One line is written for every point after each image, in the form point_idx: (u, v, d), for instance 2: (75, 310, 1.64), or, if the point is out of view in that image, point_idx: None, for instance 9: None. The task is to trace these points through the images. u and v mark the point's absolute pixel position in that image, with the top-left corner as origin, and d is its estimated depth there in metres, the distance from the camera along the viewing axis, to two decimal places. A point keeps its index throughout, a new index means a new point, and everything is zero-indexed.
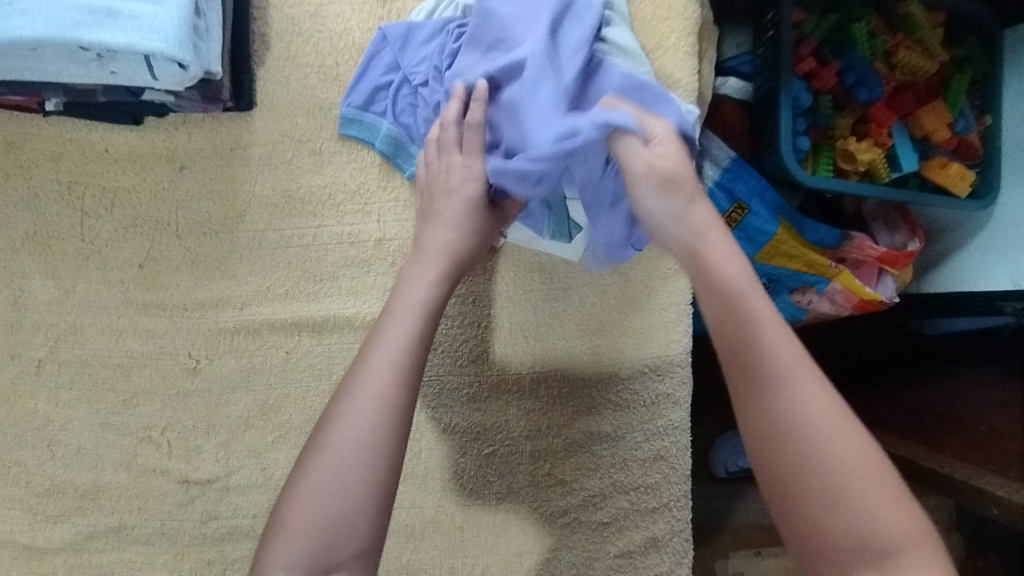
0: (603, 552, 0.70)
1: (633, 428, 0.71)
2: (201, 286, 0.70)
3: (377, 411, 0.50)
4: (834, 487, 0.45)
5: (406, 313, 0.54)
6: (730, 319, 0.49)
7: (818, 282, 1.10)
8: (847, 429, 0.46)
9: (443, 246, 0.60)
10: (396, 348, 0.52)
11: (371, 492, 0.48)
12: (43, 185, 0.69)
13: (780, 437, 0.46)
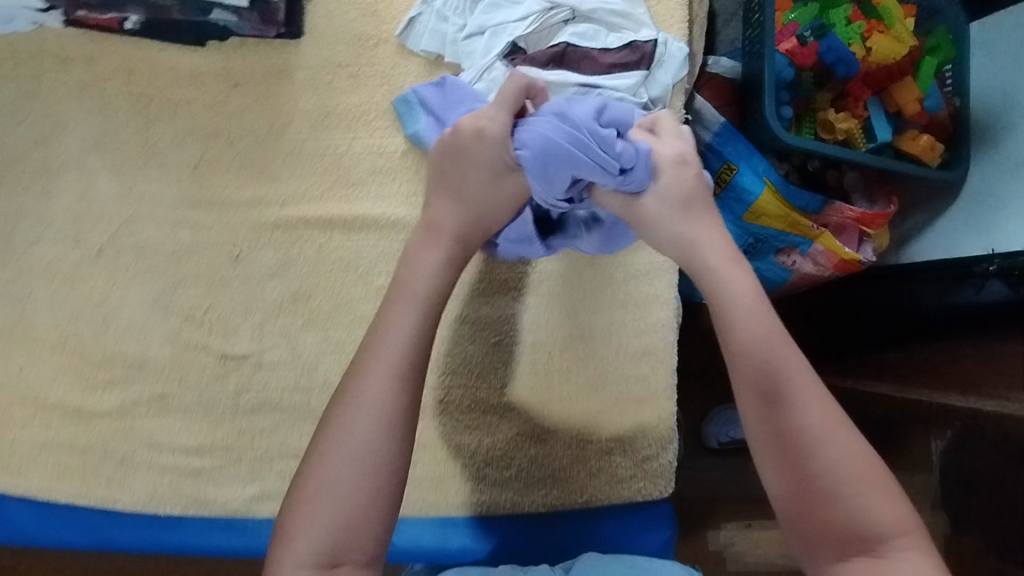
0: (596, 436, 0.79)
1: (626, 322, 0.80)
2: (247, 186, 0.79)
3: (374, 417, 0.59)
4: (832, 485, 0.56)
5: (409, 306, 0.63)
6: (745, 344, 0.60)
7: (802, 244, 1.17)
8: (844, 434, 0.57)
9: (450, 228, 0.68)
10: (396, 351, 0.61)
11: (370, 481, 0.58)
12: (115, 94, 0.79)
13: (783, 441, 0.57)
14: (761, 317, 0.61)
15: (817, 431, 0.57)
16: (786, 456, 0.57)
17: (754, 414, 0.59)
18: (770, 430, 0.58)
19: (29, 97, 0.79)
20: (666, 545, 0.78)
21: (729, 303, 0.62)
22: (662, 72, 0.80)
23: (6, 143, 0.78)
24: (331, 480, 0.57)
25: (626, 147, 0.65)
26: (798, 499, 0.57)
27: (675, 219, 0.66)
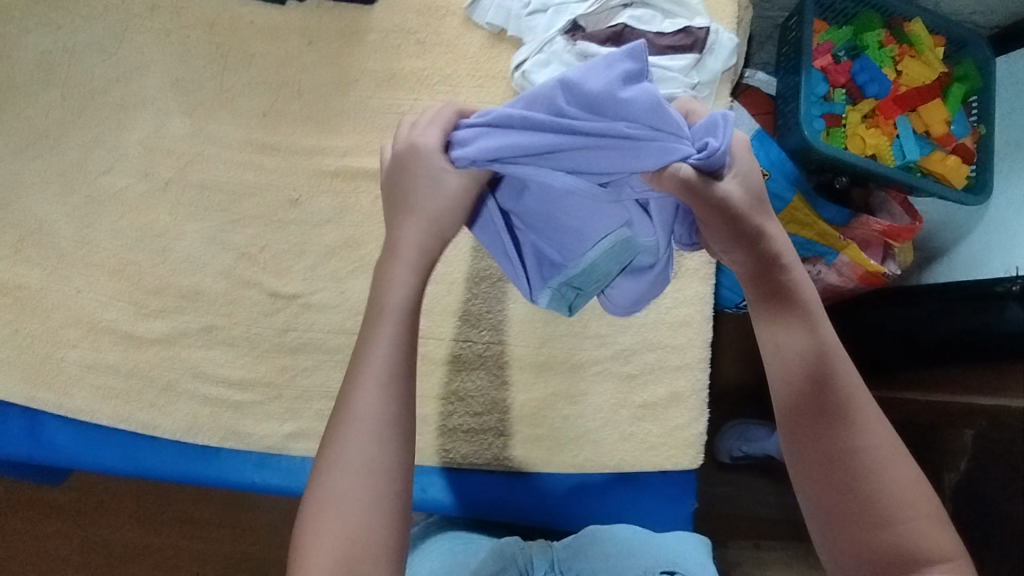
0: (630, 401, 0.80)
1: (665, 292, 0.82)
2: (311, 136, 0.83)
3: (371, 434, 0.48)
4: (885, 511, 0.51)
5: (392, 314, 0.50)
6: (800, 357, 0.53)
7: (827, 253, 1.20)
8: (896, 456, 0.52)
9: (417, 239, 0.52)
10: (383, 363, 0.49)
11: (387, 499, 0.47)
12: (196, 42, 0.84)
13: (828, 463, 0.52)
14: (819, 325, 0.53)
15: (871, 453, 0.52)
16: (835, 480, 0.52)
17: (797, 433, 0.53)
18: (822, 452, 0.52)
19: (117, 38, 0.83)
20: (689, 515, 0.79)
21: (790, 310, 0.53)
22: (713, 59, 0.84)
23: (90, 79, 0.83)
24: (339, 507, 0.47)
25: (634, 97, 0.46)
26: (849, 528, 0.51)
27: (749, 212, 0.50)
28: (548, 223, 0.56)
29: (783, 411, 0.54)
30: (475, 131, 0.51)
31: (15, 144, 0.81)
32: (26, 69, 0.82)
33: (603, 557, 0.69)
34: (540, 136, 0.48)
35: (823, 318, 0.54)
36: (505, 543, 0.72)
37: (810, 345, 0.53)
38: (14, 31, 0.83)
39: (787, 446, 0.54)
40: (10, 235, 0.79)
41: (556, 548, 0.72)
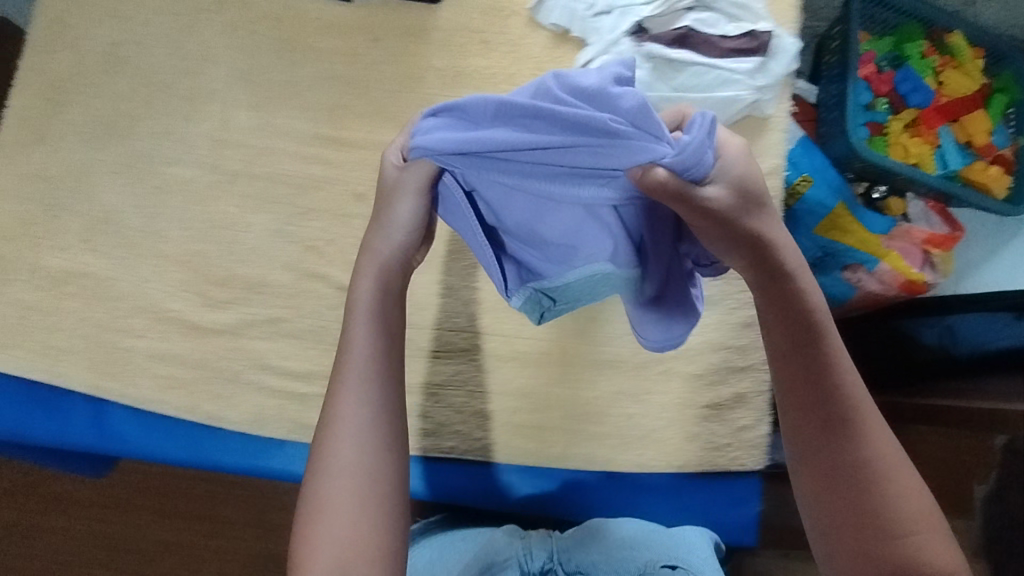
0: (694, 401, 0.80)
1: (729, 293, 0.83)
2: (378, 131, 0.83)
3: (359, 436, 0.54)
4: (890, 523, 0.54)
5: (362, 322, 0.57)
6: (809, 372, 0.55)
7: (868, 261, 1.12)
8: (898, 466, 0.55)
9: (387, 250, 0.58)
10: (363, 364, 0.55)
11: (372, 495, 0.53)
12: (262, 36, 0.84)
13: (835, 475, 0.54)
14: (827, 338, 0.55)
15: (877, 465, 0.54)
16: (844, 493, 0.54)
17: (804, 444, 0.55)
18: (832, 465, 0.55)
19: (184, 31, 0.84)
20: (753, 520, 0.79)
21: (799, 323, 0.54)
22: (775, 64, 0.84)
23: (157, 70, 0.83)
24: (329, 504, 0.52)
25: (621, 96, 0.44)
26: (856, 541, 0.54)
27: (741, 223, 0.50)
28: (523, 233, 0.55)
29: (790, 424, 0.56)
30: (451, 116, 0.49)
31: (83, 134, 0.81)
32: (93, 60, 0.83)
33: (604, 549, 0.69)
34: (509, 136, 0.46)
35: (831, 327, 0.56)
36: (509, 535, 0.72)
37: (819, 357, 0.54)
38: (82, 22, 0.83)
39: (794, 457, 0.56)
40: (78, 224, 0.79)
41: (556, 538, 0.72)
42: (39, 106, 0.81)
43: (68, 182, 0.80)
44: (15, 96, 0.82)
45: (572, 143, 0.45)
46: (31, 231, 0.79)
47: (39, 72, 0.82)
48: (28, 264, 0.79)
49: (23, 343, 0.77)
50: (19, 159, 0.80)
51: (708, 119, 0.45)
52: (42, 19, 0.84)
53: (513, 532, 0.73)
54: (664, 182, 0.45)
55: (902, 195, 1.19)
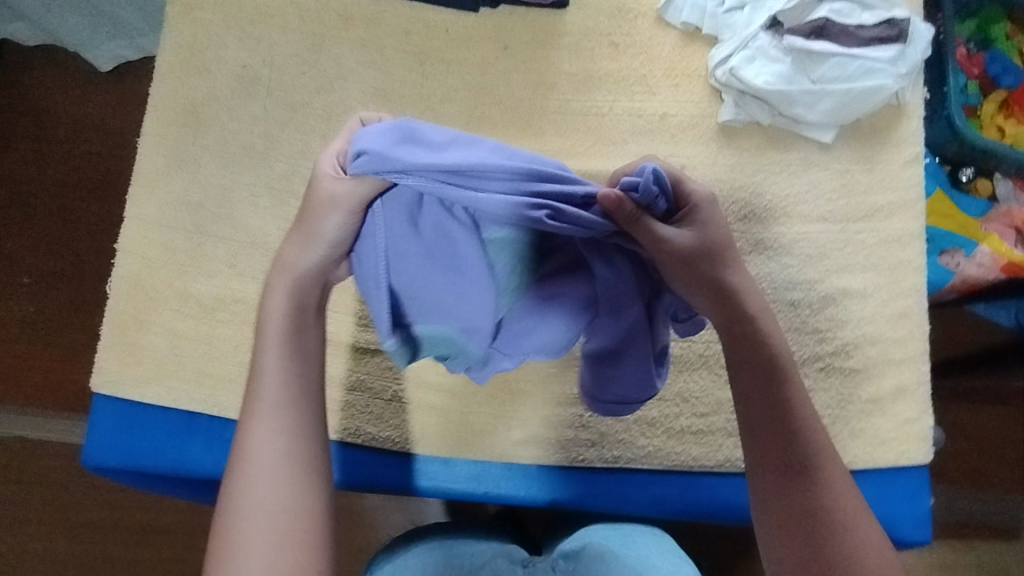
0: (856, 396, 0.79)
1: (880, 285, 0.81)
2: (515, 140, 0.83)
3: (276, 468, 0.53)
4: (846, 562, 0.54)
5: (275, 345, 0.55)
6: (769, 409, 0.56)
7: (965, 244, 0.99)
8: (859, 510, 0.56)
9: (297, 263, 0.55)
10: (275, 389, 0.54)
11: (290, 530, 0.51)
12: (394, 51, 0.84)
13: (796, 517, 0.56)
14: (793, 385, 0.57)
15: (836, 504, 0.56)
16: (803, 529, 0.55)
17: (767, 489, 0.56)
18: (798, 504, 0.56)
19: (315, 50, 0.83)
20: (927, 515, 0.76)
21: (762, 365, 0.57)
22: (913, 49, 0.82)
23: (292, 91, 0.82)
24: (244, 544, 0.50)
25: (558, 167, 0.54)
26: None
27: (696, 263, 0.53)
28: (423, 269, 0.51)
29: (755, 465, 0.57)
30: (405, 137, 0.49)
31: (222, 158, 0.80)
32: (226, 83, 0.82)
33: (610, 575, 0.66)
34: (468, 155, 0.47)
35: (795, 371, 0.58)
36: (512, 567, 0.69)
37: (781, 402, 0.56)
38: (212, 45, 0.83)
39: (754, 499, 0.57)
40: (223, 250, 0.78)
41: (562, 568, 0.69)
42: (175, 131, 0.80)
43: (211, 208, 0.79)
44: (149, 122, 0.81)
45: (512, 175, 0.47)
46: (178, 259, 0.78)
47: (173, 98, 0.81)
48: (178, 292, 0.77)
49: (177, 373, 0.76)
50: (159, 186, 0.79)
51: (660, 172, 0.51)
52: (170, 43, 0.83)
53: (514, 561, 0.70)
54: (624, 206, 0.48)
55: (990, 175, 1.01)
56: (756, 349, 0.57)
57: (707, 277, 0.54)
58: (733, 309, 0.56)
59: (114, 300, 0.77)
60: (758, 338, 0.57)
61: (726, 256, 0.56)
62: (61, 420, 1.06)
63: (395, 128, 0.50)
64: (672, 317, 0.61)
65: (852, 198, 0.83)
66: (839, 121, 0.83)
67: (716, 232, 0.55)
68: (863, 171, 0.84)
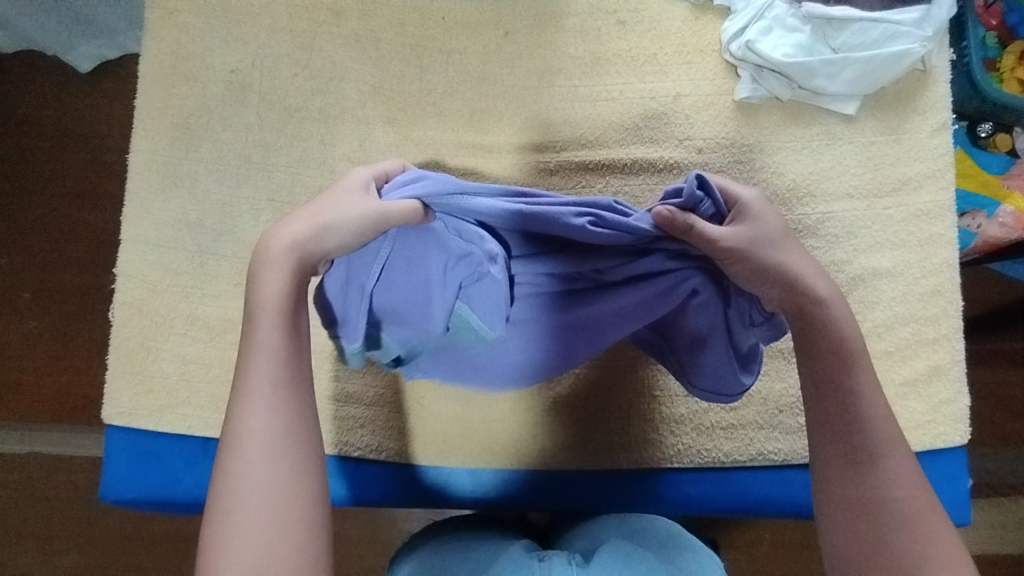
0: (889, 379, 0.77)
1: (911, 263, 0.78)
2: (522, 132, 0.79)
3: (274, 450, 0.47)
4: (920, 550, 0.51)
5: (269, 321, 0.49)
6: (835, 392, 0.57)
7: (987, 205, 0.94)
8: (928, 504, 0.53)
9: (298, 241, 0.51)
10: (272, 367, 0.48)
11: (286, 524, 0.45)
12: (389, 45, 0.79)
13: (863, 505, 0.54)
14: (863, 374, 0.57)
15: (905, 489, 0.54)
16: (868, 512, 0.53)
17: (833, 477, 0.56)
18: (863, 485, 0.54)
19: (306, 50, 0.79)
20: (967, 497, 0.74)
21: (830, 351, 0.57)
22: (938, 10, 0.76)
23: (286, 95, 0.78)
24: (235, 538, 0.44)
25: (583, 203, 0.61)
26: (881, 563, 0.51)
27: (754, 255, 0.55)
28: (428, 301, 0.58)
29: (820, 454, 0.57)
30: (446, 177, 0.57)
31: (217, 171, 0.76)
32: (216, 91, 0.78)
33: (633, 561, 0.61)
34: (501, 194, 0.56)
35: (865, 359, 0.58)
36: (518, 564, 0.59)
37: (850, 390, 0.57)
38: (197, 51, 0.78)
39: (819, 487, 0.57)
40: (227, 268, 0.75)
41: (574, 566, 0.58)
42: (165, 145, 0.76)
43: (211, 224, 0.75)
44: (137, 137, 0.77)
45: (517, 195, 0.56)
46: (181, 280, 0.75)
47: (160, 110, 0.77)
48: (184, 315, 0.74)
49: (191, 398, 0.73)
50: (154, 205, 0.76)
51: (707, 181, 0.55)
52: (152, 50, 0.78)
53: (527, 556, 0.61)
54: (676, 218, 0.53)
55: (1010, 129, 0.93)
56: (826, 337, 0.57)
57: (773, 270, 0.56)
58: (800, 297, 0.57)
59: (118, 327, 0.74)
60: (828, 326, 0.57)
61: (791, 250, 0.57)
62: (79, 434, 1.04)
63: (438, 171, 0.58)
64: (746, 323, 0.59)
65: (879, 172, 0.80)
66: (863, 91, 0.78)
67: (776, 227, 0.57)
68: (889, 143, 0.80)
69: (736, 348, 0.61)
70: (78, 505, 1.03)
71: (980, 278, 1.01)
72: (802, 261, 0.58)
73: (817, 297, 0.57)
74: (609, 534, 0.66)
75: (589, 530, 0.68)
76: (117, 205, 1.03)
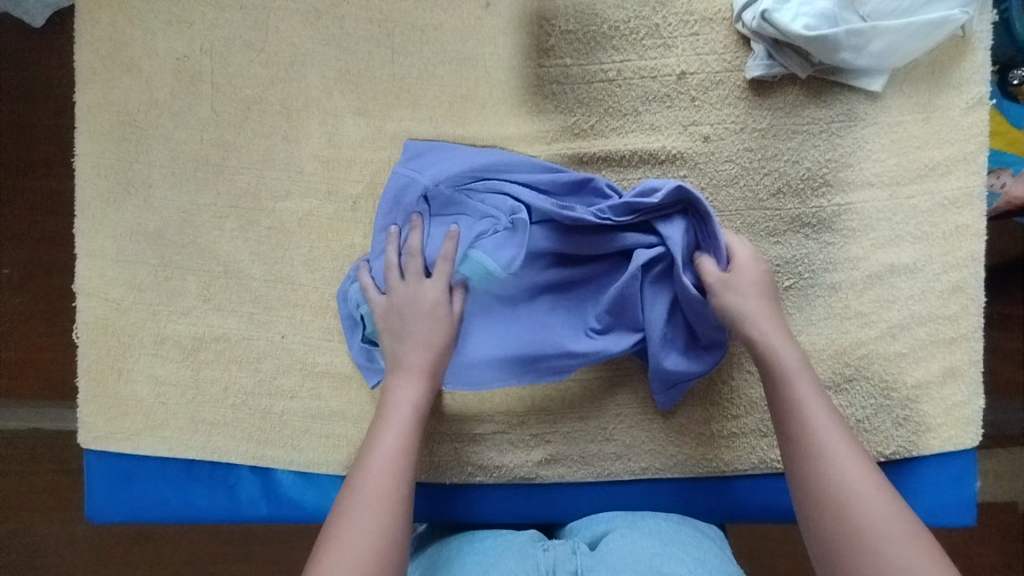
0: (900, 382, 0.73)
1: (932, 257, 0.72)
2: (508, 122, 0.71)
3: (379, 516, 0.51)
4: (871, 539, 0.48)
5: (397, 424, 0.58)
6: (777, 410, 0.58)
7: (1013, 162, 0.83)
8: (878, 488, 0.51)
9: (420, 362, 0.62)
10: (392, 451, 0.56)
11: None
12: (353, 22, 0.70)
13: (812, 488, 0.53)
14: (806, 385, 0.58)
15: (853, 482, 0.52)
16: (816, 507, 0.52)
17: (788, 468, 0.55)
18: (804, 477, 0.54)
19: (260, 31, 0.70)
20: (973, 499, 0.72)
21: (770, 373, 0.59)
22: None
23: (241, 85, 0.70)
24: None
25: (584, 193, 0.67)
26: (836, 557, 0.49)
27: (723, 291, 0.62)
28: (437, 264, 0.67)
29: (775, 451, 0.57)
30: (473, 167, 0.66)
31: (172, 174, 0.69)
32: (163, 81, 0.69)
33: (632, 547, 0.59)
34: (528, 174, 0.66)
35: (811, 376, 0.59)
36: (524, 555, 0.58)
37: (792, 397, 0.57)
38: (138, 36, 0.69)
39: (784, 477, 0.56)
40: (193, 282, 0.70)
41: (582, 555, 0.58)
42: (114, 147, 0.70)
43: (172, 235, 0.70)
44: (84, 138, 0.70)
45: (545, 172, 0.67)
46: (147, 298, 0.70)
47: (103, 106, 0.69)
48: (153, 335, 0.70)
49: (167, 422, 0.70)
50: (108, 216, 0.70)
51: (688, 189, 0.62)
52: (87, 36, 0.70)
53: (533, 545, 0.60)
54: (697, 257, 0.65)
55: None
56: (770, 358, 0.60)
57: (734, 319, 0.62)
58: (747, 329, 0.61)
59: (85, 349, 0.70)
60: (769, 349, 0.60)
61: (754, 298, 0.62)
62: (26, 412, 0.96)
63: (463, 161, 0.67)
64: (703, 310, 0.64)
65: (904, 158, 0.72)
66: (892, 65, 0.69)
67: (743, 276, 0.63)
68: (918, 124, 0.72)
69: (695, 335, 0.67)
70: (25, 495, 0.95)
71: (1003, 259, 0.95)
72: (763, 306, 0.62)
73: (765, 329, 0.61)
74: (612, 525, 0.66)
75: (592, 526, 0.68)
76: (70, 191, 0.95)
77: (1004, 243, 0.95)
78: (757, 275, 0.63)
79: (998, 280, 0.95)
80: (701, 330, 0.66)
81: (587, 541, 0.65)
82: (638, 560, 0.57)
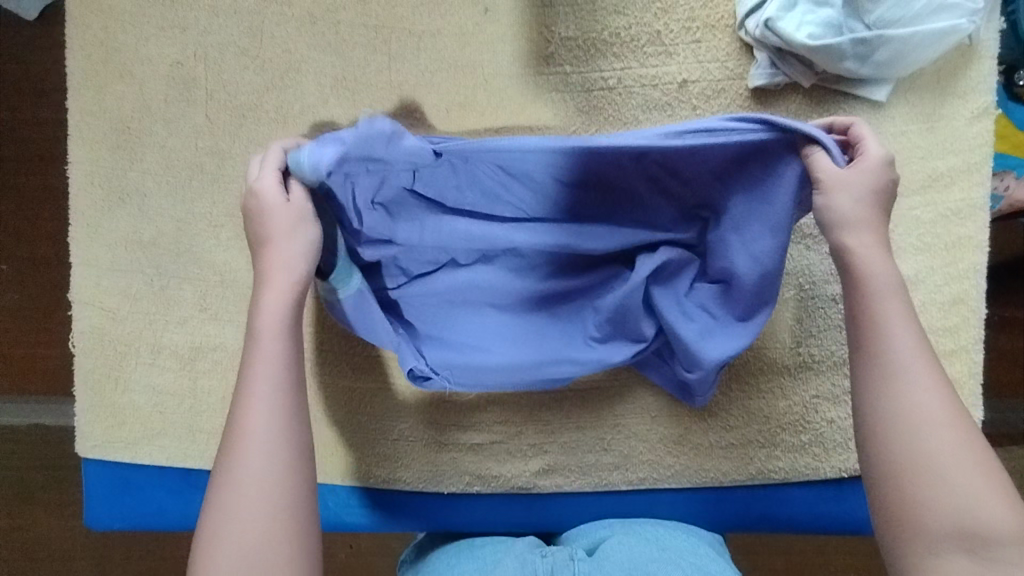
0: None
1: (934, 269, 0.71)
2: (507, 130, 0.70)
3: (270, 447, 0.51)
4: (942, 474, 0.47)
5: (271, 341, 0.53)
6: (850, 326, 0.53)
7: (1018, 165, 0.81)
8: (959, 427, 0.48)
9: (283, 262, 0.54)
10: (274, 374, 0.52)
11: (288, 509, 0.50)
12: (348, 27, 0.69)
13: (890, 417, 0.49)
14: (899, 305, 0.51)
15: (935, 419, 0.48)
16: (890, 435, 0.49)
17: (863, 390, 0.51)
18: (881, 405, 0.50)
19: (254, 38, 0.69)
20: None
21: (853, 286, 0.52)
22: None
23: (235, 91, 0.69)
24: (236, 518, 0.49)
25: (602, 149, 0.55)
26: (894, 487, 0.48)
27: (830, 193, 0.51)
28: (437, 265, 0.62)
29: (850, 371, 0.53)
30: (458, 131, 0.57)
31: (168, 183, 0.69)
32: (157, 87, 0.69)
33: (630, 551, 0.60)
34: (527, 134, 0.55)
35: (904, 299, 0.52)
36: (523, 561, 0.59)
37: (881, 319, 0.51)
38: (131, 42, 0.69)
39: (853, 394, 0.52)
40: (189, 291, 0.69)
41: (581, 560, 0.58)
42: (109, 154, 0.69)
43: (167, 244, 0.69)
44: (78, 144, 0.69)
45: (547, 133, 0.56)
46: (143, 307, 0.70)
47: (97, 112, 0.69)
48: (149, 344, 0.70)
49: (165, 431, 0.70)
50: (104, 224, 0.69)
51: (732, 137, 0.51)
52: (79, 41, 0.69)
53: (532, 551, 0.61)
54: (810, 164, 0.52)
55: None
56: (858, 275, 0.52)
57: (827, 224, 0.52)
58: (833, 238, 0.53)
59: (81, 358, 0.70)
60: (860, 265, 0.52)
61: (862, 204, 0.51)
62: (22, 409, 0.95)
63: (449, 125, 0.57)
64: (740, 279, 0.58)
65: (907, 168, 0.71)
66: (896, 74, 0.68)
67: (859, 179, 0.51)
68: (921, 134, 0.71)
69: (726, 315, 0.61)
70: (20, 493, 0.94)
71: (1002, 264, 0.94)
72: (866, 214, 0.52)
73: (859, 241, 0.52)
74: (610, 531, 0.66)
75: (590, 532, 0.68)
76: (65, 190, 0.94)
77: (1003, 248, 0.94)
78: (878, 179, 0.51)
79: (998, 286, 0.95)
80: (733, 305, 0.60)
81: (586, 547, 0.65)
82: (635, 566, 0.57)
